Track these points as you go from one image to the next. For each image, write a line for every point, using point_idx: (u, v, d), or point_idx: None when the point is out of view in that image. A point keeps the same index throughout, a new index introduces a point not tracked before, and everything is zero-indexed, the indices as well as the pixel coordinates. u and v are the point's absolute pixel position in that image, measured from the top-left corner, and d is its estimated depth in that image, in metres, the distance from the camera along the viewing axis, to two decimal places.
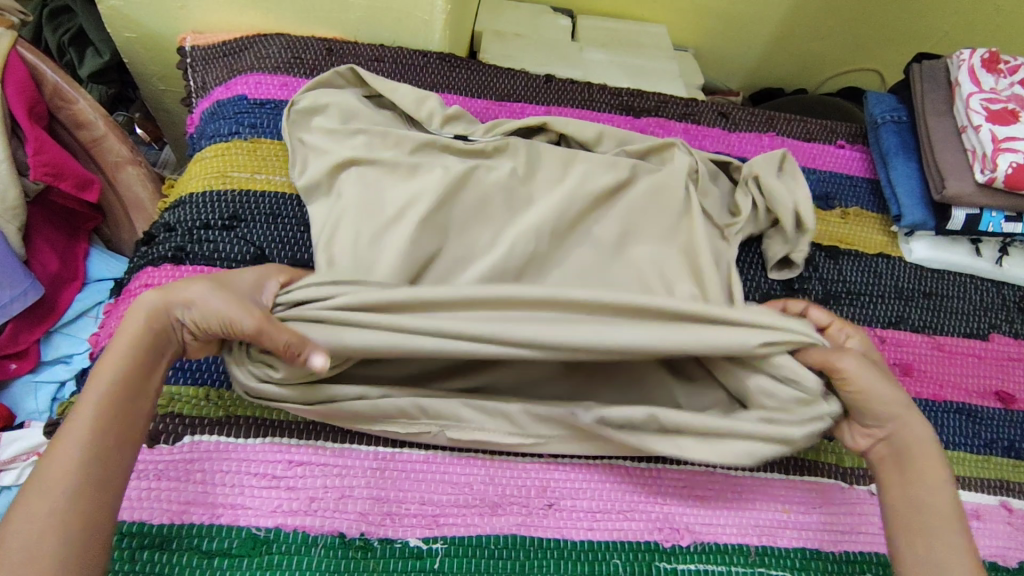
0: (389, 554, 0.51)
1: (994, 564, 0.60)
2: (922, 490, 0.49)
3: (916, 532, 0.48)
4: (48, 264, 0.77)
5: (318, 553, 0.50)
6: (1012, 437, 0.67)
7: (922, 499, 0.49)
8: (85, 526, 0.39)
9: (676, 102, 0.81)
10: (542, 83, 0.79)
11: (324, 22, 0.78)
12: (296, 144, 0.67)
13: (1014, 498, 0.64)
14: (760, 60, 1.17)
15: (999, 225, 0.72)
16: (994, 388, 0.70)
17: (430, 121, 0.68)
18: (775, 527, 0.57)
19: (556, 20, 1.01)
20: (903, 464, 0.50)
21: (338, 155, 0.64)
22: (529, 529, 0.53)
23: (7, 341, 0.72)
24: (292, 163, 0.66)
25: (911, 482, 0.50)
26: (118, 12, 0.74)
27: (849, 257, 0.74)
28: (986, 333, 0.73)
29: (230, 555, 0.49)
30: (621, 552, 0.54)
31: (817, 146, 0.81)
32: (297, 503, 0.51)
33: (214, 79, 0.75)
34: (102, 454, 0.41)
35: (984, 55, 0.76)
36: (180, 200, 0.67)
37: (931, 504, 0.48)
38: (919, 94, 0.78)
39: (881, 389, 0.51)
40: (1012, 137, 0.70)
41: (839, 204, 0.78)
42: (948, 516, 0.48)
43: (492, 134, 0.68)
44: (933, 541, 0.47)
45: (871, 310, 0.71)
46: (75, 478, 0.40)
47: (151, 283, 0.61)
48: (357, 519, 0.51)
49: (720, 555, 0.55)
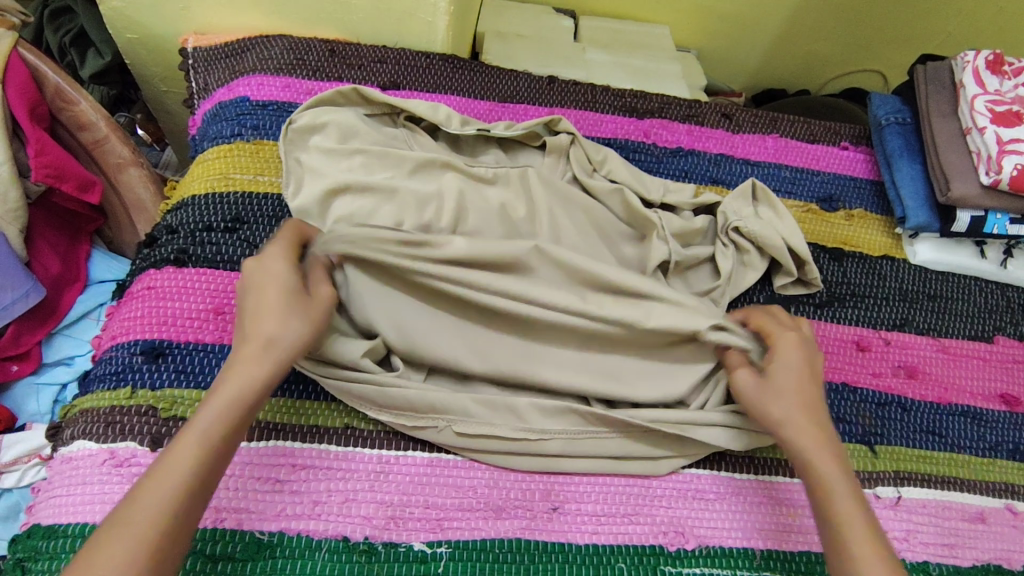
0: (393, 559, 0.50)
1: (998, 567, 0.59)
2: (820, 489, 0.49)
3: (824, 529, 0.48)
4: (50, 266, 0.76)
5: (323, 557, 0.50)
6: (1017, 440, 0.67)
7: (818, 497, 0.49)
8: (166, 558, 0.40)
9: (679, 103, 0.81)
10: (544, 84, 0.79)
11: (326, 23, 0.78)
12: (293, 163, 0.65)
13: (1019, 502, 0.63)
14: (763, 60, 1.17)
15: (1003, 228, 0.72)
16: (999, 391, 0.69)
17: (449, 122, 0.68)
18: (780, 530, 0.56)
19: (558, 20, 1.00)
20: (803, 477, 0.50)
21: (333, 178, 0.63)
22: (533, 533, 0.53)
23: (9, 343, 0.72)
24: (287, 182, 0.64)
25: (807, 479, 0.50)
26: (120, 13, 0.74)
27: (853, 260, 0.74)
28: (990, 336, 0.73)
29: (233, 559, 0.48)
30: (626, 556, 0.53)
31: (821, 148, 0.81)
32: (301, 507, 0.51)
33: (216, 80, 0.75)
34: (196, 489, 0.42)
35: (989, 57, 0.75)
36: (182, 202, 0.66)
37: (832, 510, 0.48)
38: (924, 95, 0.78)
39: (779, 403, 0.52)
40: (1017, 138, 0.70)
41: (843, 205, 0.77)
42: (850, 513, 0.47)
43: (511, 130, 0.68)
44: (841, 545, 0.46)
45: (876, 312, 0.71)
46: (177, 506, 0.41)
47: (153, 286, 0.60)
48: (362, 523, 0.51)
49: (725, 559, 0.54)
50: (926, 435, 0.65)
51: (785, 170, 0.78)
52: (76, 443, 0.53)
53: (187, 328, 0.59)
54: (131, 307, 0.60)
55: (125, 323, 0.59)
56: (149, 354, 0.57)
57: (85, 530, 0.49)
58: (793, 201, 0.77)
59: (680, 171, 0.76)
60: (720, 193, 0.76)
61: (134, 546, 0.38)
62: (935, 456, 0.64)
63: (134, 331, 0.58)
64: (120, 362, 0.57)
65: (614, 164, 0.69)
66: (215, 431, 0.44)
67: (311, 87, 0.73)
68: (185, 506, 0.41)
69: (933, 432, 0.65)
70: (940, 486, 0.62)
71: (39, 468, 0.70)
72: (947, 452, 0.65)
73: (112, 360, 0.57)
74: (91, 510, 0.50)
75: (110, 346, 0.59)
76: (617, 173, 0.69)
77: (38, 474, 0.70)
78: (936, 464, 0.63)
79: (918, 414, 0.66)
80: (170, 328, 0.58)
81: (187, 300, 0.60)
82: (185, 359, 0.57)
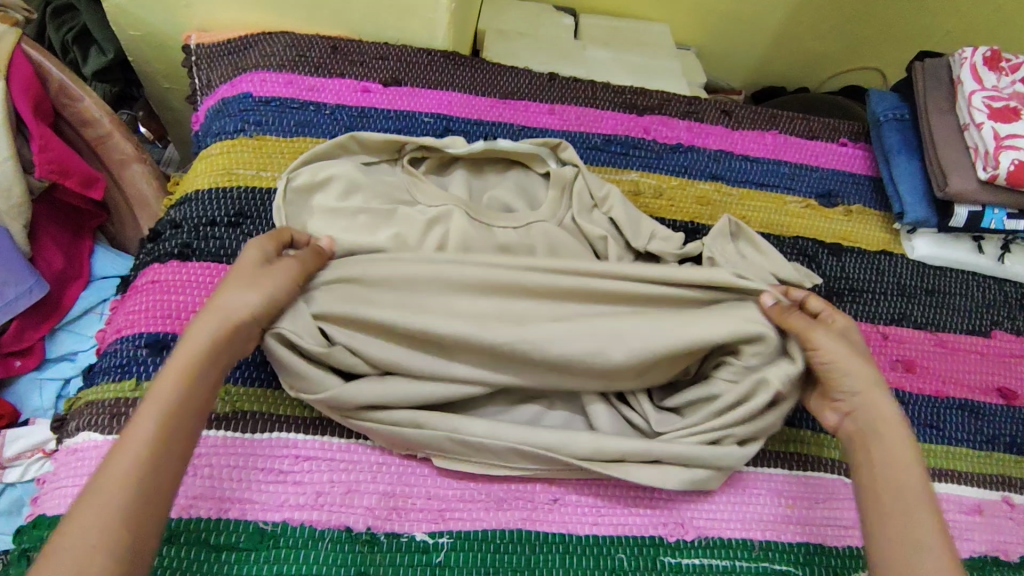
0: (395, 549, 0.51)
1: (995, 559, 0.60)
2: (893, 476, 0.48)
3: (886, 500, 0.48)
4: (54, 261, 0.77)
5: (326, 547, 0.50)
6: (1014, 433, 0.68)
7: (885, 470, 0.49)
8: (139, 527, 0.40)
9: (679, 100, 0.82)
10: (544, 81, 0.79)
11: (328, 20, 0.78)
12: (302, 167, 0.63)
13: (1015, 494, 0.64)
14: (762, 59, 1.18)
15: (1001, 222, 0.72)
16: (996, 385, 0.70)
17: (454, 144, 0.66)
18: (779, 521, 0.57)
19: (558, 19, 1.01)
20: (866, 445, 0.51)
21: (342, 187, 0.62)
22: (533, 523, 0.54)
23: (13, 338, 0.73)
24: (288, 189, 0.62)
25: (871, 453, 0.50)
26: (123, 10, 0.74)
27: (851, 255, 0.74)
28: (987, 330, 0.73)
29: (237, 549, 0.49)
30: (626, 547, 0.54)
31: (820, 144, 0.81)
32: (305, 498, 0.52)
33: (218, 76, 0.75)
34: (161, 458, 0.43)
35: (986, 53, 0.76)
36: (185, 197, 0.67)
37: (896, 483, 0.48)
38: (921, 91, 0.78)
39: (852, 365, 0.53)
40: (1014, 134, 0.70)
41: (842, 201, 0.78)
42: (917, 491, 0.47)
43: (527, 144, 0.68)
44: (909, 517, 0.46)
45: (874, 307, 0.71)
46: (143, 476, 0.42)
47: (157, 279, 0.61)
48: (365, 514, 0.52)
49: (724, 549, 0.55)
50: (924, 428, 0.66)
51: (784, 166, 0.79)
52: (81, 435, 0.53)
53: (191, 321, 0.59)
54: (135, 300, 0.60)
55: (129, 317, 0.60)
56: (154, 347, 0.57)
57: None
58: (793, 197, 0.77)
59: (680, 167, 0.77)
60: (719, 189, 0.76)
61: (103, 524, 0.39)
62: (934, 449, 0.64)
63: (138, 324, 0.59)
64: (125, 355, 0.57)
65: (616, 201, 0.66)
66: (177, 399, 0.45)
67: (313, 83, 0.73)
68: (151, 473, 0.42)
69: (932, 425, 0.66)
70: (938, 478, 0.63)
71: (42, 463, 0.70)
72: (945, 444, 0.65)
73: (116, 353, 0.58)
74: None
75: (114, 339, 0.59)
76: (617, 212, 0.65)
77: (42, 468, 0.70)
78: (934, 457, 0.64)
79: (916, 408, 0.66)
80: (174, 321, 0.59)
81: (190, 293, 0.60)
82: None
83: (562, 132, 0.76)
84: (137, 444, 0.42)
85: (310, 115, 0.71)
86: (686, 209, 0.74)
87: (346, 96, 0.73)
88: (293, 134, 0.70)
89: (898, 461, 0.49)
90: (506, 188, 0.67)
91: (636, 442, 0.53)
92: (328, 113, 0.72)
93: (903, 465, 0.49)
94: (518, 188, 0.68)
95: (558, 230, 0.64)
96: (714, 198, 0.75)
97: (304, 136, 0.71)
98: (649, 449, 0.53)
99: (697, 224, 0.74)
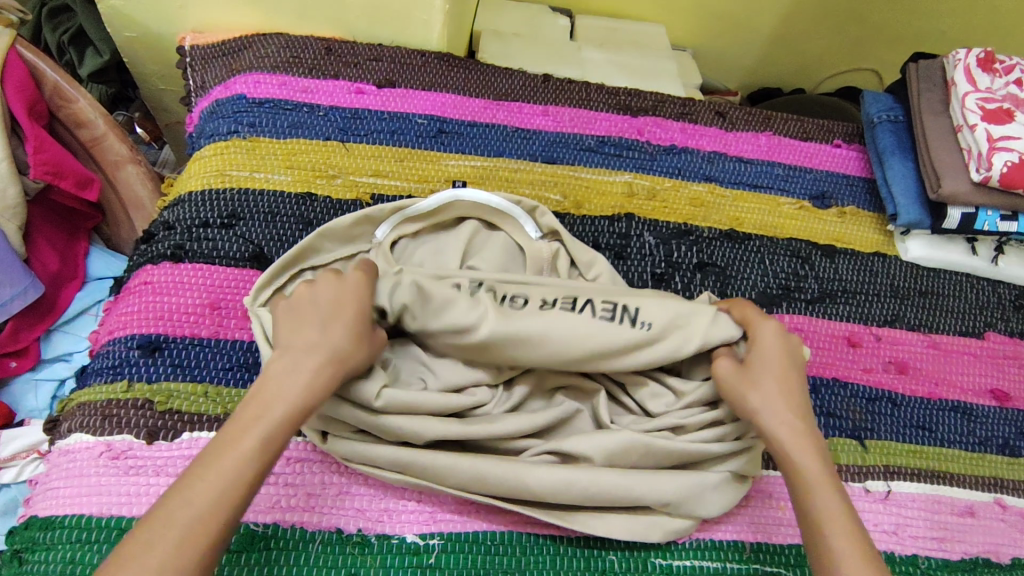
0: (386, 550, 0.51)
1: (987, 561, 0.60)
2: (804, 496, 0.47)
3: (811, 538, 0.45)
4: (49, 262, 0.77)
5: (316, 549, 0.50)
6: (1007, 435, 0.68)
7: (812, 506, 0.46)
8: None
9: (673, 101, 0.82)
10: (539, 82, 0.79)
11: (324, 21, 0.78)
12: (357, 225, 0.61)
13: (1008, 496, 0.64)
14: (759, 60, 1.18)
15: (994, 224, 0.72)
16: (989, 386, 0.70)
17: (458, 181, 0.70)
18: (769, 523, 0.57)
19: (554, 19, 1.01)
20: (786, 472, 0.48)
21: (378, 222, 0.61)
22: (524, 526, 0.54)
23: (8, 339, 0.73)
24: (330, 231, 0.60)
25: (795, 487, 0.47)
26: (118, 12, 0.75)
27: (845, 256, 0.74)
28: (981, 331, 0.73)
29: (228, 551, 0.49)
30: (617, 548, 0.54)
31: (814, 146, 0.82)
32: (296, 500, 0.52)
33: (213, 78, 0.75)
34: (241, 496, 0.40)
35: (980, 55, 0.76)
36: (179, 198, 0.67)
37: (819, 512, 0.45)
38: (915, 93, 0.78)
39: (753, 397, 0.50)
40: (1007, 136, 0.70)
41: (835, 203, 0.78)
42: (839, 516, 0.45)
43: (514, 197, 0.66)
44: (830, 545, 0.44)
45: (868, 308, 0.71)
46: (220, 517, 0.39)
47: (150, 281, 0.61)
48: (356, 515, 0.52)
49: (715, 550, 0.55)
50: (916, 430, 0.66)
51: (778, 167, 0.79)
52: (73, 436, 0.54)
53: (183, 322, 0.59)
54: (128, 302, 0.61)
55: (122, 319, 0.60)
56: (145, 349, 0.57)
57: (82, 522, 0.50)
58: (787, 198, 0.77)
59: (674, 168, 0.77)
60: (713, 190, 0.76)
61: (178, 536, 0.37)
62: (926, 451, 0.64)
63: (131, 326, 0.59)
64: (118, 357, 0.57)
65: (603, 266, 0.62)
66: (267, 440, 0.42)
67: (307, 85, 0.73)
68: (227, 519, 0.40)
69: (925, 427, 0.66)
70: (929, 480, 0.63)
71: (37, 463, 0.71)
72: (938, 447, 0.65)
73: (109, 354, 0.58)
74: (87, 502, 0.50)
75: (108, 340, 0.59)
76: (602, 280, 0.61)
77: (37, 468, 0.70)
78: (926, 459, 0.64)
79: (909, 409, 0.66)
80: (167, 323, 0.59)
81: (183, 295, 0.60)
82: (180, 352, 0.58)
83: (556, 134, 0.76)
84: (213, 500, 0.39)
85: (304, 117, 0.72)
86: (681, 210, 0.74)
87: (340, 98, 0.73)
88: (287, 135, 0.70)
89: (806, 476, 0.47)
90: (495, 253, 0.62)
91: (633, 432, 0.52)
92: (321, 114, 0.72)
93: (824, 496, 0.46)
94: (503, 252, 0.62)
95: (542, 250, 0.62)
96: (708, 199, 0.75)
97: (297, 137, 0.70)
98: (653, 444, 0.52)
99: (691, 225, 0.73)
